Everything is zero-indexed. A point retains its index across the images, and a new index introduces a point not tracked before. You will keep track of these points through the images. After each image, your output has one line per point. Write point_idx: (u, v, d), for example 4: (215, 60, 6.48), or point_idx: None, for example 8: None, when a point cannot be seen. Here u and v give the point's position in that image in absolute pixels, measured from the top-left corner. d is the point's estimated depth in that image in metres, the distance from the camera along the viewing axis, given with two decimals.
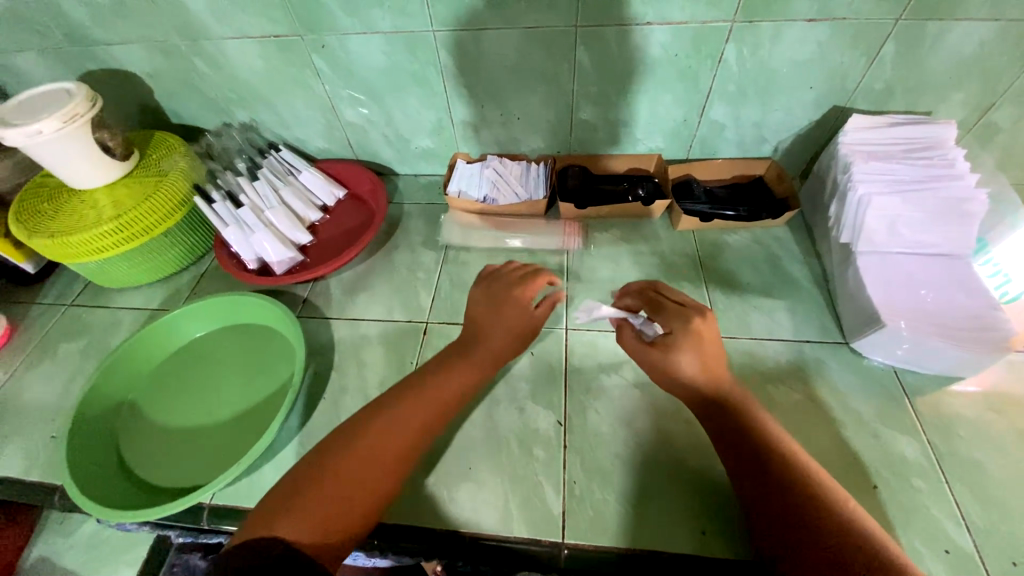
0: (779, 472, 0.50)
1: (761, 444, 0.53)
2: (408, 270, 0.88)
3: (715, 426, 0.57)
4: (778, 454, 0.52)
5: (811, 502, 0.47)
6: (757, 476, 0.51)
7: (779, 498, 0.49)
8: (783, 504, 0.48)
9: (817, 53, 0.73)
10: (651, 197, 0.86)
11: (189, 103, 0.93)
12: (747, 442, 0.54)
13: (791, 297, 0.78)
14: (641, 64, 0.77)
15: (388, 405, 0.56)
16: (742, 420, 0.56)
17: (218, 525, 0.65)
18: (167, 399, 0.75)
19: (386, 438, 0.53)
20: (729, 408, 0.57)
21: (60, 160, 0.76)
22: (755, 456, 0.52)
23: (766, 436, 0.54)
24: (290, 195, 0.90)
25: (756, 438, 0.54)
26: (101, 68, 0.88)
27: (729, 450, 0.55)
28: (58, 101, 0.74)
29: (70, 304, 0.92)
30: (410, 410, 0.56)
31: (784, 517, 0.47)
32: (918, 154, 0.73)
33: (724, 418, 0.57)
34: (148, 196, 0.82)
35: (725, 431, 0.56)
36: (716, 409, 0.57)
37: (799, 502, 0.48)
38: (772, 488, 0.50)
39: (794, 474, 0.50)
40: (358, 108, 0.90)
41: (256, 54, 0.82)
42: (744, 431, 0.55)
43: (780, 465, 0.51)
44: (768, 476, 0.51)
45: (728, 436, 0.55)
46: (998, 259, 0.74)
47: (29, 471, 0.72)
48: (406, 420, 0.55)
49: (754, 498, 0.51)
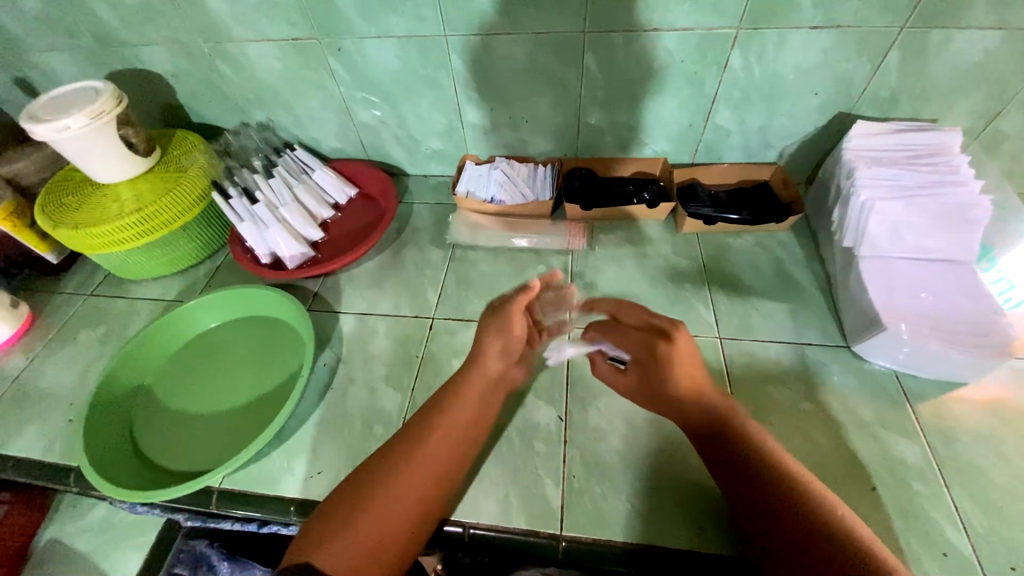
0: (765, 478, 0.51)
1: (748, 449, 0.54)
2: (416, 268, 0.90)
3: (705, 439, 0.58)
4: (763, 458, 0.53)
5: (797, 505, 0.48)
6: (746, 484, 0.52)
7: (768, 506, 0.49)
8: (772, 511, 0.49)
9: (823, 60, 0.74)
10: (656, 199, 0.87)
11: (210, 103, 0.97)
12: (734, 449, 0.55)
13: (793, 300, 0.78)
14: (647, 69, 0.79)
15: (402, 443, 0.55)
16: (731, 427, 0.56)
17: (228, 509, 0.66)
18: (180, 386, 0.78)
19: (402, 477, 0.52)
20: (719, 419, 0.57)
21: (86, 155, 0.79)
22: (743, 463, 0.53)
23: (753, 442, 0.54)
24: (303, 192, 0.93)
25: (742, 445, 0.54)
26: (127, 68, 0.92)
27: (719, 459, 0.56)
28: (86, 98, 0.77)
29: (90, 293, 0.95)
30: (427, 450, 0.54)
31: (774, 525, 0.48)
32: (922, 160, 0.74)
33: (712, 427, 0.57)
34: (168, 191, 0.85)
35: (714, 441, 0.57)
36: (704, 420, 0.58)
37: (787, 506, 0.48)
38: (760, 496, 0.50)
39: (781, 479, 0.50)
40: (371, 110, 0.92)
41: (275, 56, 0.85)
42: (731, 439, 0.55)
43: (765, 470, 0.51)
44: (756, 483, 0.51)
45: (718, 446, 0.56)
46: (1003, 266, 0.75)
47: (47, 453, 0.74)
48: (420, 459, 0.54)
49: (746, 507, 0.52)
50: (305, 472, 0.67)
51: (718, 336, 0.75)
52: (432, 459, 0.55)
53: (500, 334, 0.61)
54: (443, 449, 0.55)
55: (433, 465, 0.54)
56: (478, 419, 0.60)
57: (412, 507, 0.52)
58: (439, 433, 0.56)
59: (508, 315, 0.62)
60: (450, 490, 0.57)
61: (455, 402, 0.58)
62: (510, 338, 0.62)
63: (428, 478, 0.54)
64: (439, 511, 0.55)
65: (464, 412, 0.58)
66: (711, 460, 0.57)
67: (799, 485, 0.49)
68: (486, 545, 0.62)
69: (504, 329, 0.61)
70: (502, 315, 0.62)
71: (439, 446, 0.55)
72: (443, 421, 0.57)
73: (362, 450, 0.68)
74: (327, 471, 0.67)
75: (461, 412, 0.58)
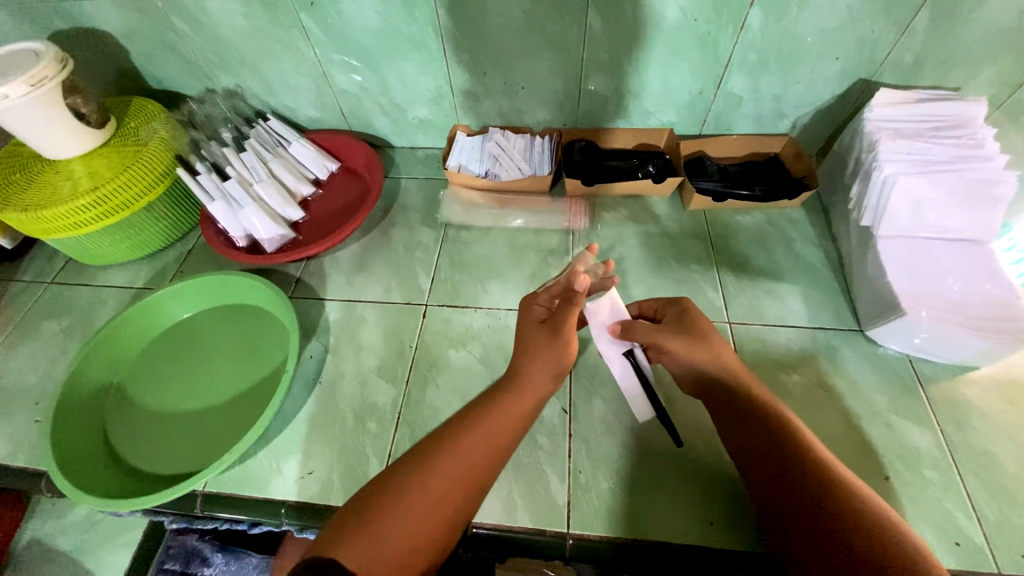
0: (791, 464, 0.47)
1: (771, 430, 0.50)
2: (406, 250, 0.84)
3: (724, 418, 0.54)
4: (787, 440, 0.49)
5: (827, 496, 0.44)
6: (767, 469, 0.49)
7: (793, 494, 0.46)
8: (800, 501, 0.45)
9: (848, 20, 0.68)
10: (662, 173, 0.82)
11: (170, 66, 0.87)
12: (753, 428, 0.51)
13: (804, 282, 0.75)
14: (655, 29, 0.72)
15: (430, 449, 0.51)
16: (750, 405, 0.53)
17: (213, 512, 0.63)
18: (157, 383, 0.72)
19: (427, 483, 0.48)
20: (741, 397, 0.53)
21: (31, 128, 0.71)
22: (762, 446, 0.50)
23: (778, 424, 0.50)
24: (279, 167, 0.85)
25: (765, 426, 0.51)
26: (70, 27, 0.81)
27: (739, 440, 0.52)
28: (26, 62, 0.68)
29: (51, 281, 0.87)
30: (450, 456, 0.50)
31: (799, 514, 0.45)
32: (945, 133, 0.69)
33: (732, 406, 0.54)
34: (128, 167, 0.76)
35: (733, 420, 0.53)
36: (726, 398, 0.54)
37: (814, 494, 0.45)
38: (783, 480, 0.47)
39: (809, 463, 0.47)
40: (351, 74, 0.84)
41: (239, 12, 0.76)
42: (751, 419, 0.52)
43: (792, 455, 0.48)
44: (779, 467, 0.48)
45: (737, 426, 0.53)
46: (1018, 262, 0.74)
47: (14, 456, 0.69)
48: (446, 466, 0.49)
49: (763, 494, 0.49)
50: (296, 473, 0.64)
51: (728, 321, 0.72)
52: (461, 468, 0.50)
53: (547, 354, 0.56)
54: (472, 457, 0.51)
55: (460, 474, 0.50)
56: (516, 431, 0.54)
57: (432, 513, 0.47)
58: (471, 440, 0.51)
59: (563, 323, 0.55)
60: (473, 506, 0.51)
61: (484, 408, 0.54)
62: (560, 360, 0.56)
63: (455, 490, 0.49)
64: (463, 522, 0.50)
65: (492, 423, 0.53)
66: (727, 439, 0.54)
67: (827, 470, 0.46)
68: (490, 544, 0.60)
69: (557, 348, 0.56)
70: (557, 330, 0.55)
71: (467, 455, 0.50)
72: (473, 428, 0.52)
73: (356, 448, 0.65)
74: (318, 471, 0.63)
75: (492, 416, 0.54)
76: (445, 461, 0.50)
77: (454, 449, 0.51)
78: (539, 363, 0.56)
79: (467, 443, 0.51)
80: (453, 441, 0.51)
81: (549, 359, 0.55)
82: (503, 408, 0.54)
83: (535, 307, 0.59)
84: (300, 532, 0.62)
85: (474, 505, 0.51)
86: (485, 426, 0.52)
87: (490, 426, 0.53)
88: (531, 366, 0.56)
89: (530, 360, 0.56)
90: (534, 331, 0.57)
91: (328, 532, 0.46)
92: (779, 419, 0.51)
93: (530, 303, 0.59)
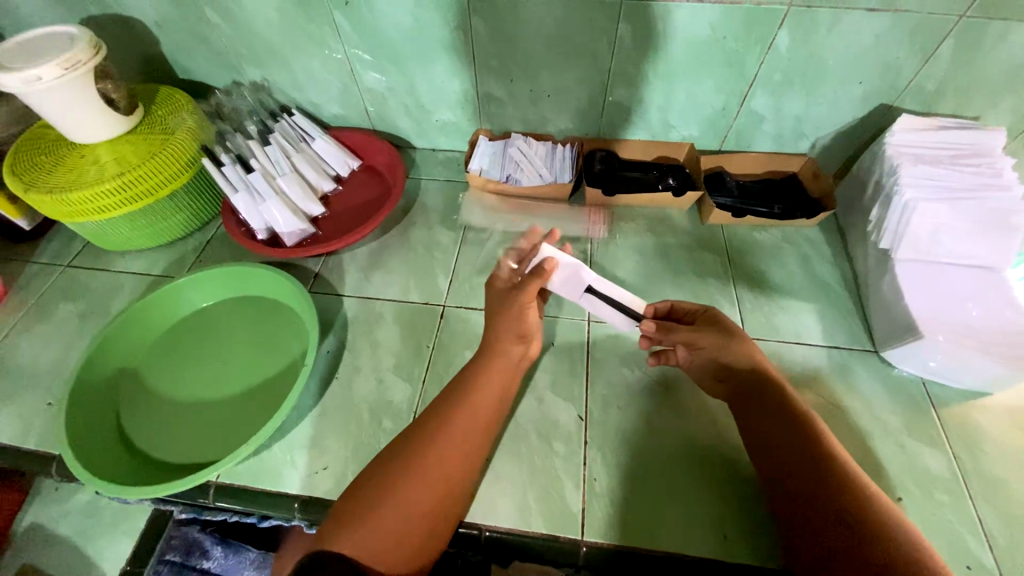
0: (812, 460, 0.50)
1: (794, 428, 0.53)
2: (425, 250, 0.85)
3: (754, 416, 0.57)
4: (812, 440, 0.52)
5: (843, 496, 0.47)
6: (786, 463, 0.52)
7: (808, 491, 0.49)
8: (820, 498, 0.48)
9: (872, 46, 0.69)
10: (682, 187, 0.83)
11: (199, 57, 0.88)
12: (782, 424, 0.54)
13: (820, 301, 0.76)
14: (683, 45, 0.73)
15: (429, 438, 0.53)
16: (780, 403, 0.56)
17: (225, 503, 0.63)
18: (170, 370, 0.72)
19: (424, 474, 0.50)
20: (771, 394, 0.56)
21: (61, 111, 0.71)
22: (787, 442, 0.52)
23: (803, 426, 0.53)
24: (302, 163, 0.86)
25: (794, 424, 0.53)
26: (103, 13, 0.82)
27: (760, 433, 0.55)
28: (59, 45, 0.69)
29: (68, 265, 0.87)
30: (447, 448, 0.52)
31: (812, 506, 0.48)
32: (964, 160, 0.70)
33: (762, 404, 0.56)
34: (153, 154, 0.77)
35: (761, 416, 0.56)
36: (753, 390, 0.58)
37: (829, 491, 0.48)
38: (802, 476, 0.50)
39: (828, 464, 0.49)
40: (378, 74, 0.85)
41: (273, 7, 0.77)
42: (780, 415, 0.55)
43: (812, 454, 0.51)
44: (799, 460, 0.51)
45: (764, 423, 0.55)
46: None
47: (24, 439, 0.69)
48: (439, 459, 0.52)
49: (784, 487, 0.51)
50: (310, 467, 0.64)
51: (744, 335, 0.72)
52: (454, 460, 0.53)
53: (512, 315, 0.60)
54: (463, 449, 0.53)
55: (451, 463, 0.52)
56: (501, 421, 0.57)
57: (429, 502, 0.50)
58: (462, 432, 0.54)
59: (523, 296, 0.60)
60: (466, 492, 0.54)
61: (477, 398, 0.57)
62: (520, 322, 0.61)
63: (448, 478, 0.52)
64: (458, 508, 0.53)
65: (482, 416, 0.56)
66: (755, 433, 0.56)
67: (843, 471, 0.49)
68: (501, 547, 0.60)
69: (518, 312, 0.60)
70: (515, 299, 0.60)
71: (459, 444, 0.53)
72: (455, 415, 0.55)
73: (371, 445, 0.65)
74: (333, 466, 0.63)
75: (483, 404, 0.57)
76: (444, 452, 0.52)
77: (445, 438, 0.53)
78: (512, 325, 0.60)
79: (453, 432, 0.54)
80: (436, 431, 0.53)
81: (511, 321, 0.60)
82: (490, 397, 0.57)
83: (498, 276, 0.65)
84: (310, 527, 0.62)
85: (467, 488, 0.54)
86: (471, 417, 0.55)
87: (477, 420, 0.55)
88: (498, 325, 0.60)
89: (497, 329, 0.61)
90: (496, 295, 0.63)
91: (339, 513, 0.49)
92: (806, 422, 0.53)
93: (493, 277, 0.65)
